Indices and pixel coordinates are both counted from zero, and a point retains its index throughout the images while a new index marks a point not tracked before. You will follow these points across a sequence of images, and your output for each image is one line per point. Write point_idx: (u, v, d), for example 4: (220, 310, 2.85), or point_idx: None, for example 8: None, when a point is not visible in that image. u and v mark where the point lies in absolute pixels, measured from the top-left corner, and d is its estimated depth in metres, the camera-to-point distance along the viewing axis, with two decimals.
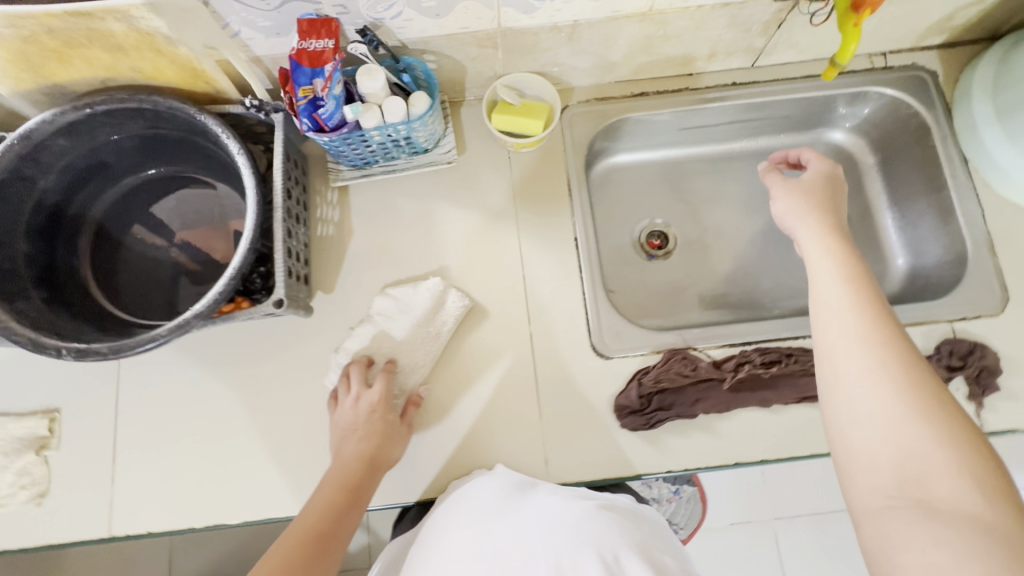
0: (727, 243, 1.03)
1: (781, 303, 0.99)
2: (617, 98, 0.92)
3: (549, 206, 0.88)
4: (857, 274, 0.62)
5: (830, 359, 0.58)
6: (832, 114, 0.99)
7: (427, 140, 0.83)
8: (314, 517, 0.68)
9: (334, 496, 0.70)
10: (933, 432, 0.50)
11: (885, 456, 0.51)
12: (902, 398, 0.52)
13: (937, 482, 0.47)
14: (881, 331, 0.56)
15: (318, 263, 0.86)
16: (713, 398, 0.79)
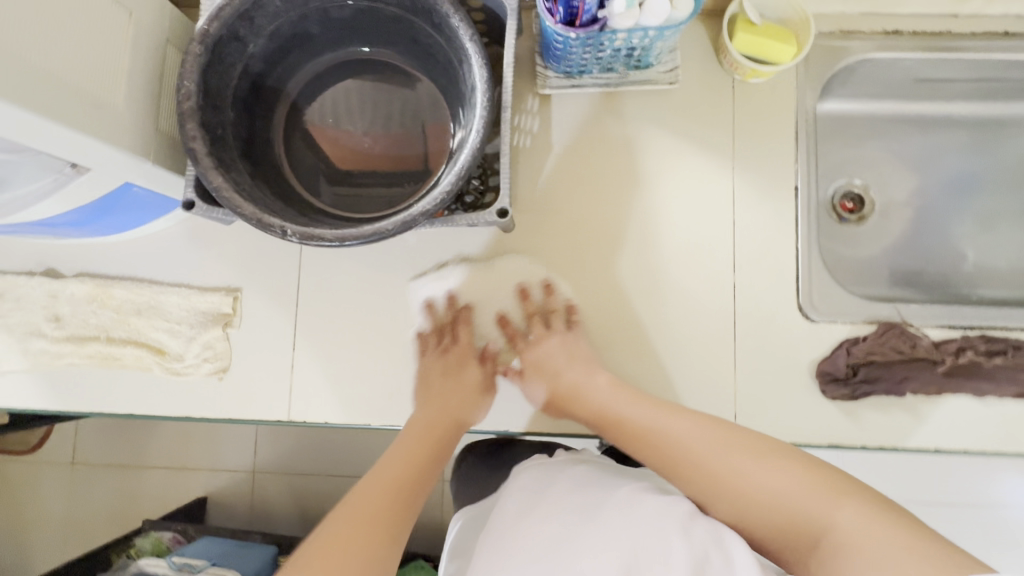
0: (932, 216, 0.93)
1: (980, 291, 0.91)
2: (863, 34, 0.81)
3: (771, 147, 0.79)
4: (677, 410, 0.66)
5: (702, 470, 0.60)
6: None
7: (660, 53, 0.74)
8: (381, 468, 0.63)
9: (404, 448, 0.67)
10: (809, 477, 0.54)
11: (807, 513, 0.52)
12: (755, 462, 0.57)
13: (855, 511, 0.50)
14: (708, 427, 0.62)
15: (513, 175, 0.81)
16: (924, 379, 0.74)
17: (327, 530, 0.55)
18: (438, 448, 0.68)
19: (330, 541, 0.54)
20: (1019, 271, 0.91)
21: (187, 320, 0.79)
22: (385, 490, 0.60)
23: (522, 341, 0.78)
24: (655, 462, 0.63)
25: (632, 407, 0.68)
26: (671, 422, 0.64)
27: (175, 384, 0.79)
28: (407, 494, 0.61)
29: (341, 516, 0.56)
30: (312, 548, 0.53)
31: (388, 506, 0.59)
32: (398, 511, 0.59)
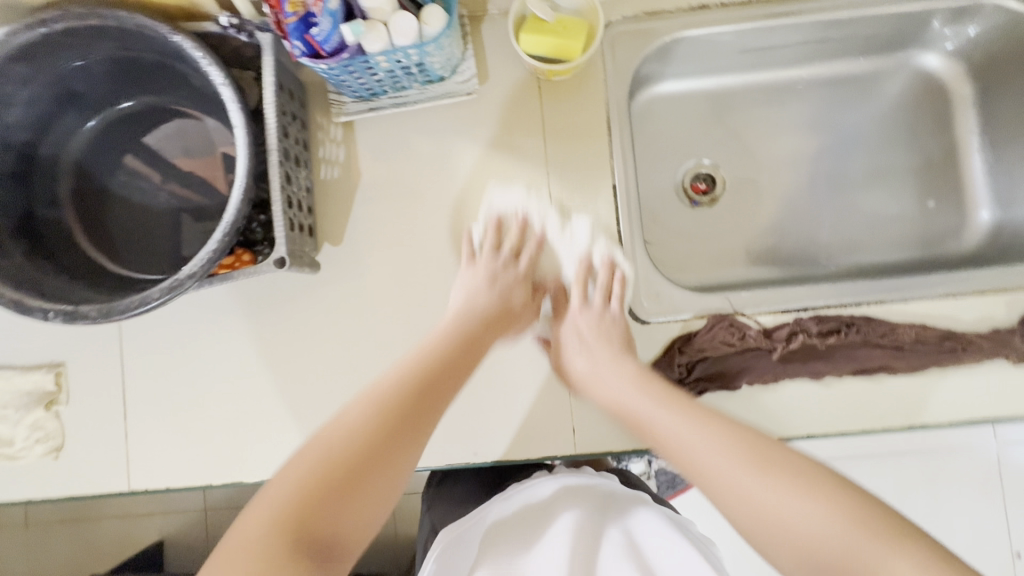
0: (783, 189, 0.90)
1: (838, 259, 0.88)
2: (668, 14, 0.77)
3: (584, 146, 0.76)
4: (641, 373, 0.66)
5: (676, 445, 0.56)
6: (926, 33, 0.83)
7: (443, 67, 0.70)
8: (420, 372, 0.60)
9: (449, 351, 0.64)
10: (785, 477, 0.49)
11: (760, 517, 0.48)
12: (736, 457, 0.52)
13: (836, 520, 0.45)
14: (695, 415, 0.57)
15: (322, 211, 0.77)
16: (759, 369, 0.72)
17: (359, 431, 0.52)
18: (455, 364, 0.63)
19: (359, 451, 0.50)
20: (878, 234, 0.88)
21: (12, 403, 0.77)
22: (327, 464, 0.49)
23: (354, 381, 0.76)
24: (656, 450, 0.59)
25: (619, 389, 0.65)
26: (664, 406, 0.60)
27: (10, 469, 0.77)
28: (431, 404, 0.58)
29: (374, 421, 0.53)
30: (354, 431, 0.51)
31: (415, 411, 0.56)
32: (426, 421, 0.56)
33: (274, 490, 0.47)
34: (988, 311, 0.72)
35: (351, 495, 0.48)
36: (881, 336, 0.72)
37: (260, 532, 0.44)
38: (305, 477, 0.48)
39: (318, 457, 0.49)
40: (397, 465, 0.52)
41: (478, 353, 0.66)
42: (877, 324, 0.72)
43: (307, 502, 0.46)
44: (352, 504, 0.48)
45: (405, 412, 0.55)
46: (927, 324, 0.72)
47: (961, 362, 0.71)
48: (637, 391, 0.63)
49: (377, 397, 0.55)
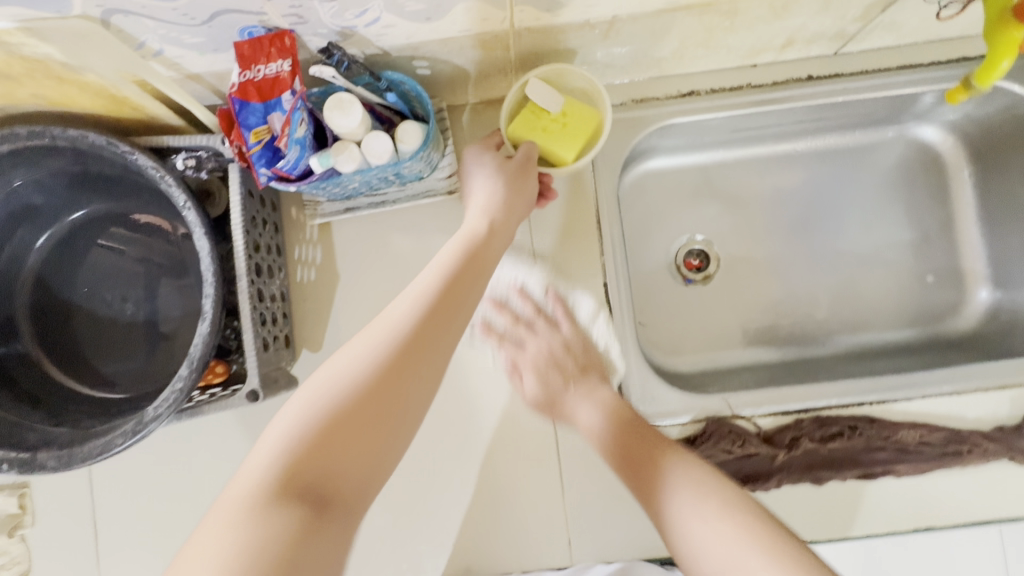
0: (779, 265, 0.87)
1: (837, 338, 0.85)
2: (657, 100, 0.73)
3: (570, 240, 0.73)
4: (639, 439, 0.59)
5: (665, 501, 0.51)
6: (919, 108, 0.81)
7: (424, 171, 0.67)
8: (421, 302, 0.46)
9: (460, 262, 0.51)
10: (768, 547, 0.44)
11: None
12: (720, 527, 0.46)
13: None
14: (687, 478, 0.52)
15: (299, 315, 0.73)
16: (761, 476, 0.69)
17: (360, 372, 0.41)
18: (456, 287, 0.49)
19: (371, 377, 0.41)
20: (878, 311, 0.86)
21: None
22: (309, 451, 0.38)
23: None
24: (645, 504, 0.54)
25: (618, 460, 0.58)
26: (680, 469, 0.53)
27: None
28: (431, 339, 0.44)
29: (381, 355, 0.42)
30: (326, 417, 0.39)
31: (419, 358, 0.43)
32: (428, 365, 0.44)
33: (280, 419, 0.40)
34: (992, 408, 0.70)
35: (355, 426, 0.39)
36: (885, 439, 0.69)
37: (260, 483, 0.36)
38: (276, 460, 0.37)
39: (332, 388, 0.40)
40: (405, 406, 0.42)
41: (489, 263, 0.54)
42: (881, 426, 0.69)
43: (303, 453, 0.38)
44: (344, 459, 0.38)
45: (411, 339, 0.44)
46: (932, 424, 0.70)
47: (966, 464, 0.69)
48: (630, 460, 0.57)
49: (386, 328, 0.44)
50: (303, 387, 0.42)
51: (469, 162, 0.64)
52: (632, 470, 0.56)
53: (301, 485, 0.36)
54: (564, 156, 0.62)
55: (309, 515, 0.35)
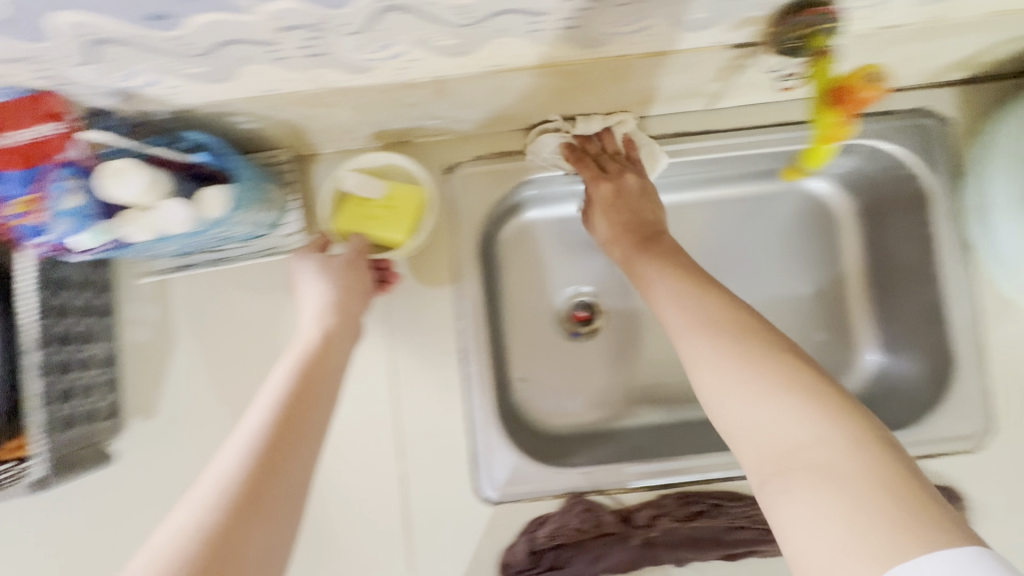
0: (668, 320, 0.83)
1: None
2: (521, 154, 0.70)
3: (427, 300, 0.69)
4: (722, 319, 0.52)
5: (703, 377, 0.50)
6: (810, 164, 0.76)
7: (254, 230, 0.62)
8: (259, 438, 0.43)
9: (297, 384, 0.48)
10: (828, 414, 0.43)
11: (783, 496, 0.42)
12: (769, 394, 0.46)
13: (849, 495, 0.39)
14: (730, 336, 0.51)
15: (131, 380, 0.68)
16: (617, 556, 0.66)
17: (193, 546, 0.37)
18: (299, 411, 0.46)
19: (217, 533, 0.38)
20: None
21: None
22: None
23: None
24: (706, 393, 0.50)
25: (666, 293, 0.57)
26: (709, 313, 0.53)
27: None
28: (296, 472, 0.43)
29: (215, 523, 0.38)
30: None
31: (267, 504, 0.41)
32: (282, 488, 0.42)
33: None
34: None
35: None
36: (749, 517, 0.66)
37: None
38: None
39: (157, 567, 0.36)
40: (258, 554, 0.39)
41: (327, 394, 0.50)
42: (745, 504, 0.66)
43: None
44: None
45: (263, 461, 0.42)
46: None
47: None
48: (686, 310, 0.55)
49: (206, 498, 0.40)
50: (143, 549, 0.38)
51: (296, 274, 0.60)
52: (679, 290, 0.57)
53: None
54: (398, 238, 0.63)
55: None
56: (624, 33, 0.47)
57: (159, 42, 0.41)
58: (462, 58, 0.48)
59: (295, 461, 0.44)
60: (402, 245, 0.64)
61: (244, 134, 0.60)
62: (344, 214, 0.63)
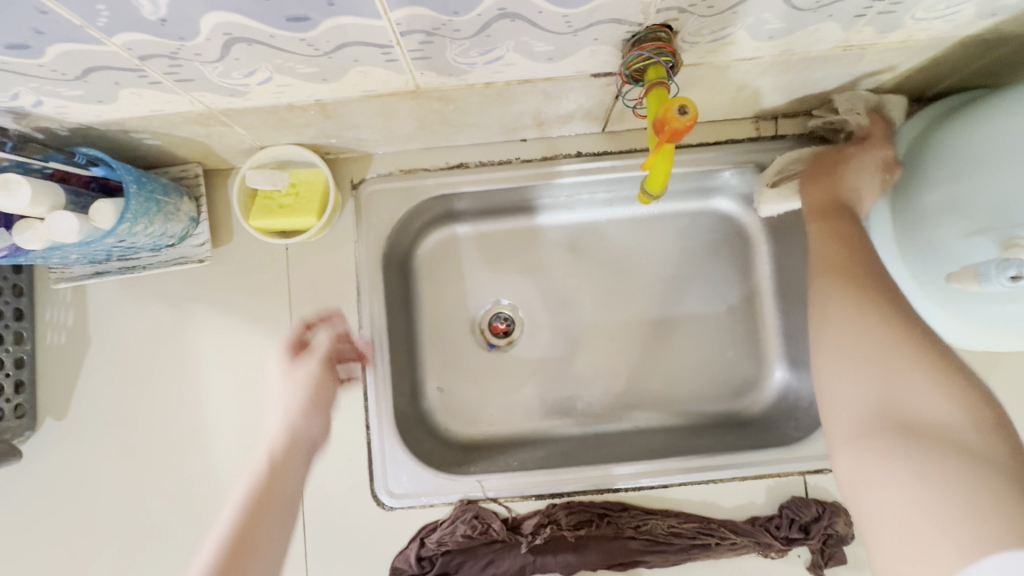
0: (586, 331, 0.82)
1: (634, 413, 0.80)
2: (427, 171, 0.73)
3: (331, 309, 0.72)
4: (859, 276, 0.50)
5: (839, 334, 0.47)
6: (717, 181, 0.78)
7: (161, 240, 0.66)
8: (226, 544, 0.43)
9: (263, 484, 0.47)
10: (952, 389, 0.42)
11: (871, 453, 0.42)
12: (907, 364, 0.43)
13: (956, 478, 0.38)
14: (893, 306, 0.48)
15: (46, 382, 0.71)
16: (505, 564, 0.67)
17: None
18: (266, 510, 0.45)
19: None
20: (680, 387, 0.81)
21: None
22: None
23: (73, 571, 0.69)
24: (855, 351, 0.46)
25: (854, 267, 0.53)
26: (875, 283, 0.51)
27: None
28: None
29: None
30: None
31: None
32: None
33: None
34: (748, 498, 0.69)
35: None
36: (634, 528, 0.68)
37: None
38: None
39: None
40: None
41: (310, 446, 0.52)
42: (631, 514, 0.68)
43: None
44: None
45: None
46: (684, 514, 0.68)
47: (715, 555, 0.67)
48: (844, 266, 0.52)
49: None
50: None
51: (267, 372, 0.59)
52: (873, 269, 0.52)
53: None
54: (310, 220, 0.67)
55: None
56: (480, 63, 0.50)
57: (27, 67, 0.44)
58: (331, 84, 0.52)
59: (274, 506, 0.46)
60: (314, 227, 0.68)
61: (150, 150, 0.64)
62: (256, 209, 0.67)
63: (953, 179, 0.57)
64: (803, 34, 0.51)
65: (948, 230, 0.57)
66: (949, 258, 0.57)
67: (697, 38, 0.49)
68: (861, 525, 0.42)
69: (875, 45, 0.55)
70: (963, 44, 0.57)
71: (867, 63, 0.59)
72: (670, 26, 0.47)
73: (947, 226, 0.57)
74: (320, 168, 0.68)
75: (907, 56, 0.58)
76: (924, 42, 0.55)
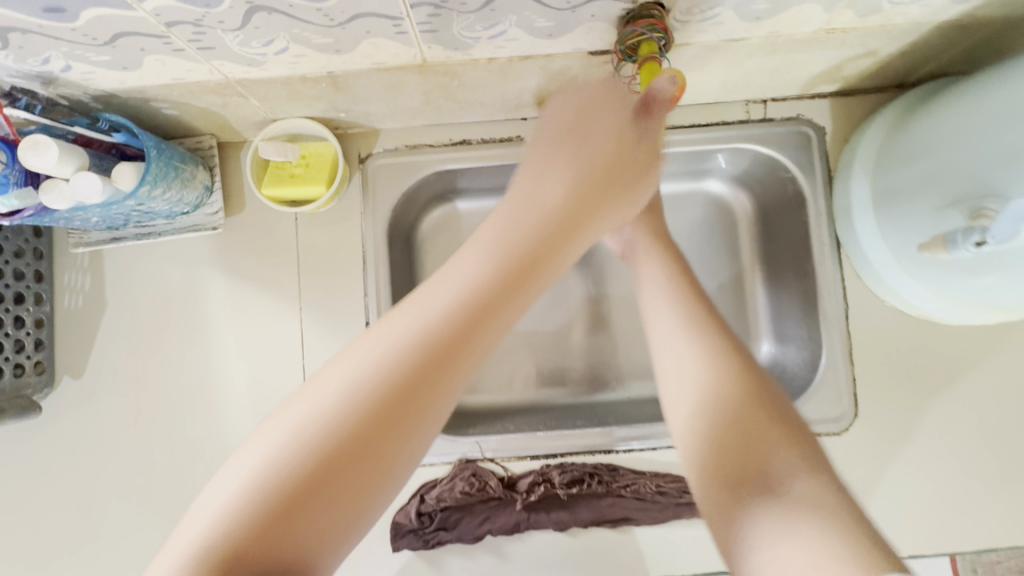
0: (581, 305, 0.85)
1: (626, 383, 0.83)
2: (431, 147, 0.76)
3: (337, 278, 0.76)
4: (688, 317, 0.52)
5: (664, 345, 0.51)
6: (710, 163, 0.81)
7: (177, 206, 0.69)
8: (384, 372, 0.37)
9: (460, 310, 0.41)
10: (771, 417, 0.42)
11: (732, 500, 0.39)
12: (722, 362, 0.47)
13: (770, 455, 0.40)
14: (692, 308, 0.53)
15: (63, 343, 0.74)
16: (501, 520, 0.71)
17: (293, 462, 0.34)
18: (409, 393, 0.37)
19: (308, 478, 0.34)
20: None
21: None
22: (246, 506, 0.33)
23: (89, 523, 0.73)
24: (696, 399, 0.46)
25: (661, 265, 0.58)
26: (662, 280, 0.57)
27: None
28: (374, 468, 0.35)
29: (290, 486, 0.33)
30: (301, 438, 0.35)
31: (350, 479, 0.35)
32: (384, 458, 0.36)
33: (182, 537, 0.33)
34: None
35: (323, 502, 0.34)
36: (623, 487, 0.71)
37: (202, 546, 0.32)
38: (230, 534, 0.32)
39: (273, 463, 0.34)
40: (320, 526, 0.34)
41: (504, 326, 0.43)
42: (621, 475, 0.72)
43: (250, 524, 0.32)
44: (309, 529, 0.33)
45: (397, 399, 0.37)
46: (671, 475, 0.72)
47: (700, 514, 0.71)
48: (671, 310, 0.53)
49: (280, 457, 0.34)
50: (220, 476, 0.35)
51: None
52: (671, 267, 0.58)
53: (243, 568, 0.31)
54: (319, 190, 0.70)
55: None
56: (484, 37, 0.54)
57: (61, 32, 0.47)
58: (343, 55, 0.55)
59: (411, 436, 0.37)
60: (323, 197, 0.71)
61: (168, 120, 0.67)
62: (268, 178, 0.70)
63: (929, 156, 0.60)
64: (787, 16, 0.54)
65: (922, 206, 0.60)
66: (923, 231, 0.61)
67: (687, 17, 0.53)
68: (717, 545, 0.39)
69: (856, 28, 0.58)
70: (939, 29, 0.60)
71: (849, 47, 0.62)
72: (662, 4, 0.50)
73: (922, 201, 0.60)
74: (329, 141, 0.71)
75: (887, 40, 0.61)
76: (902, 27, 0.58)
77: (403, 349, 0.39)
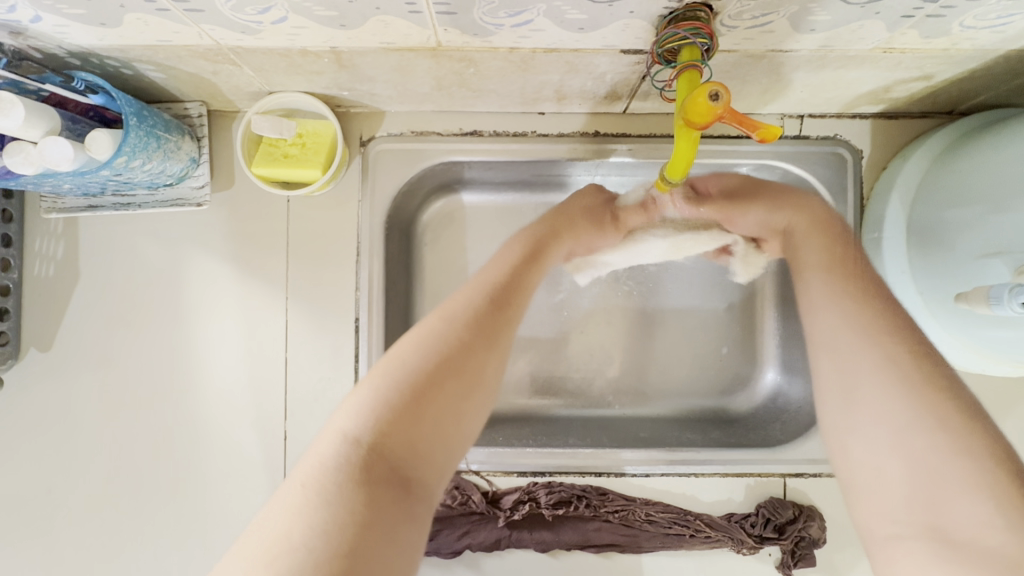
0: (584, 314, 0.81)
1: (623, 400, 0.80)
2: (439, 135, 0.71)
3: (329, 267, 0.71)
4: (864, 295, 0.51)
5: (834, 356, 0.49)
6: None
7: (159, 178, 0.64)
8: (471, 324, 0.49)
9: (504, 277, 0.55)
10: (947, 424, 0.41)
11: (889, 504, 0.42)
12: (892, 377, 0.45)
13: (940, 494, 0.40)
14: (860, 308, 0.50)
15: (31, 313, 0.70)
16: (481, 536, 0.68)
17: (430, 368, 0.44)
18: (495, 317, 0.51)
19: (431, 379, 0.44)
20: (673, 379, 0.80)
21: None
22: (390, 406, 0.42)
23: (51, 504, 0.69)
24: (845, 387, 0.47)
25: (821, 266, 0.55)
26: (823, 284, 0.53)
27: None
28: (475, 376, 0.47)
29: (423, 383, 0.43)
30: (415, 374, 0.44)
31: (464, 392, 0.45)
32: (475, 386, 0.46)
33: (351, 408, 0.42)
34: (726, 494, 0.70)
35: (442, 402, 0.44)
36: (611, 512, 0.68)
37: (329, 465, 0.38)
38: (365, 436, 0.40)
39: (405, 374, 0.43)
40: (459, 411, 0.45)
41: (515, 318, 0.53)
42: (610, 500, 0.69)
43: (392, 421, 0.41)
44: (425, 441, 0.42)
45: (477, 331, 0.49)
46: (662, 503, 0.69)
47: (688, 546, 0.68)
48: (849, 290, 0.51)
49: (415, 363, 0.44)
50: (379, 368, 0.44)
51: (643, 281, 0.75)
52: (819, 263, 0.55)
53: (384, 463, 0.40)
54: (314, 173, 0.65)
55: (396, 492, 0.39)
56: (508, 25, 0.48)
57: None
58: (349, 31, 0.49)
59: (484, 373, 0.48)
60: (318, 181, 0.66)
61: (153, 83, 0.61)
62: (259, 155, 0.64)
63: (976, 198, 0.56)
64: (845, 31, 0.49)
65: (963, 251, 0.56)
66: (960, 278, 0.57)
67: (736, 22, 0.47)
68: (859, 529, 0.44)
69: (916, 50, 0.53)
70: (1006, 58, 0.55)
71: (904, 68, 0.57)
72: (710, 6, 0.44)
73: (962, 246, 0.56)
74: (329, 121, 0.66)
75: (947, 65, 0.56)
76: (968, 52, 0.53)
77: (473, 308, 0.50)
